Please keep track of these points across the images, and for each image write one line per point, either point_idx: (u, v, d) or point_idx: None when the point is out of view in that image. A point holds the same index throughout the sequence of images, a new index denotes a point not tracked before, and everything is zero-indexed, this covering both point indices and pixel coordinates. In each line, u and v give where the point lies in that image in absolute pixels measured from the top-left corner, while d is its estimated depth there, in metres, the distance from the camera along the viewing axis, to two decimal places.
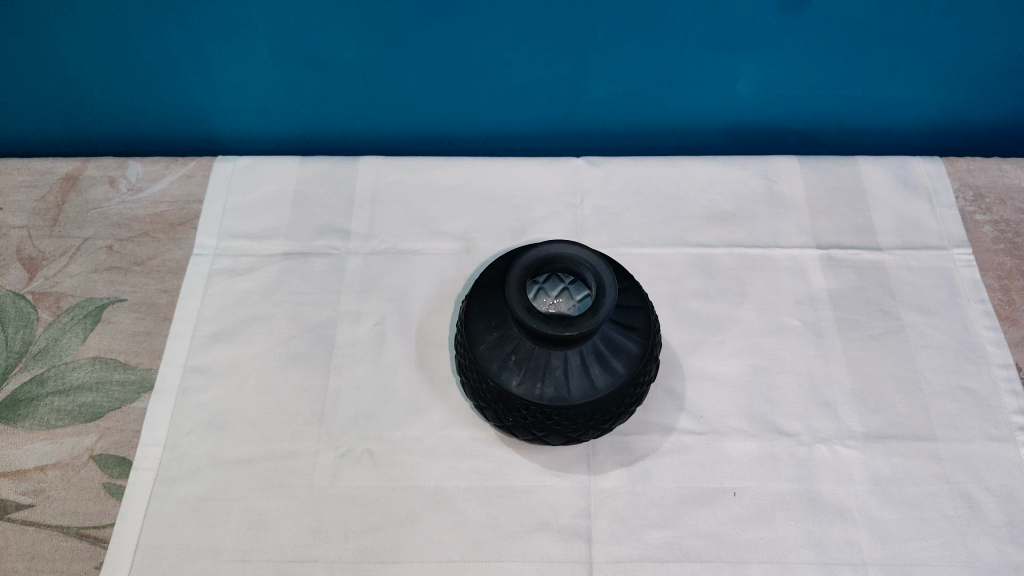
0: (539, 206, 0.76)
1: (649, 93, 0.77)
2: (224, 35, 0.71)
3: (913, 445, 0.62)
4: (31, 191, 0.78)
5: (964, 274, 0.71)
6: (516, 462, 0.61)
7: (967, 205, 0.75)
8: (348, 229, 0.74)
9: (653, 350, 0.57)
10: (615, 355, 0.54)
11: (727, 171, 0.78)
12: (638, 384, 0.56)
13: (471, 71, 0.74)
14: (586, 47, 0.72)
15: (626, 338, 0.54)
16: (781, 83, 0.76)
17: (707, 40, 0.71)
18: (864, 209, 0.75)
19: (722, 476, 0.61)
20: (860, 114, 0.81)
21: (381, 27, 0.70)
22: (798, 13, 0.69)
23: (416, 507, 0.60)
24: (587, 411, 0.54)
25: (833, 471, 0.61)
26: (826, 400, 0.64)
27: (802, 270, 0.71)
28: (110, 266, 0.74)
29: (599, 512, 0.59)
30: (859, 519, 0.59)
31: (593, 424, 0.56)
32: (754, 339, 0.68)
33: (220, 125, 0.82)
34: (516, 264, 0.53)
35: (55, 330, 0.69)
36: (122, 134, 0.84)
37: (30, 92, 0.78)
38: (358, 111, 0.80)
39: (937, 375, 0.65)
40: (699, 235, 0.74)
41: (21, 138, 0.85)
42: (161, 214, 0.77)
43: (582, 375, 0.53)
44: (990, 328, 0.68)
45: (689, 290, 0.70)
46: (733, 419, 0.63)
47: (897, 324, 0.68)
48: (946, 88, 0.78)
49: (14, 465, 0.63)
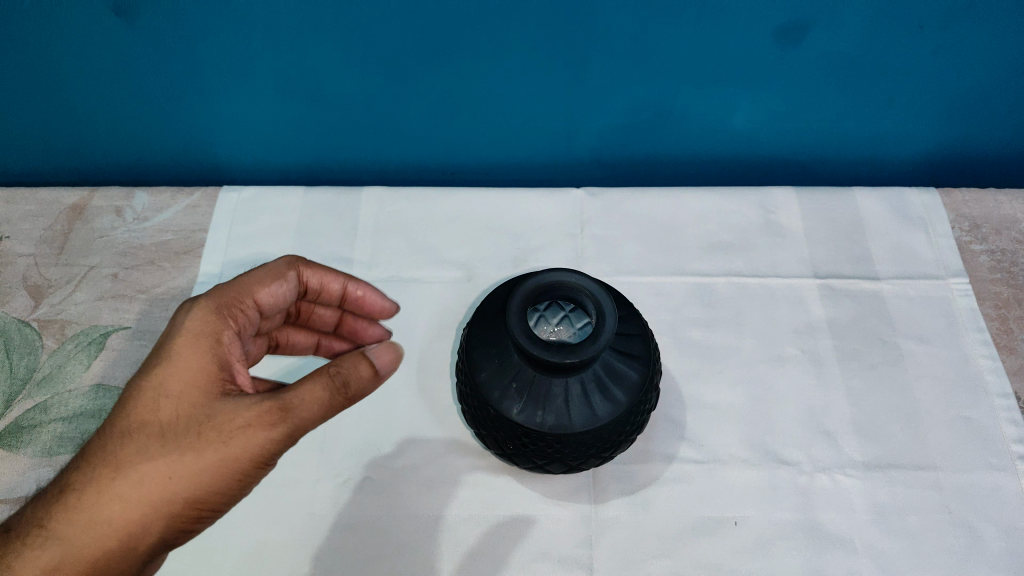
0: (540, 235, 0.77)
1: (647, 126, 0.78)
2: (231, 69, 0.73)
3: (914, 475, 0.62)
4: (38, 221, 0.79)
5: (961, 303, 0.71)
6: (517, 490, 0.62)
7: (964, 235, 0.76)
8: (350, 257, 0.75)
9: (652, 379, 0.57)
10: (616, 383, 0.54)
11: (726, 203, 0.79)
12: (638, 415, 0.56)
13: (472, 104, 0.76)
14: (586, 79, 0.73)
15: (626, 366, 0.55)
16: (779, 115, 0.78)
17: (704, 73, 0.72)
18: (862, 240, 0.76)
19: (723, 505, 0.61)
20: (857, 146, 0.82)
21: (384, 61, 0.71)
22: (793, 47, 0.70)
23: (417, 536, 0.60)
24: (586, 440, 0.55)
25: (834, 500, 0.61)
26: (826, 428, 0.64)
27: (801, 300, 0.72)
28: (115, 294, 0.74)
29: (599, 541, 0.59)
30: (861, 549, 0.59)
31: (593, 454, 0.56)
32: (754, 367, 0.68)
33: (225, 155, 0.83)
34: (518, 291, 0.53)
35: (59, 357, 0.70)
36: (129, 163, 0.85)
37: (40, 124, 0.80)
38: (361, 142, 0.81)
39: (936, 404, 0.66)
40: (698, 265, 0.75)
41: (30, 169, 0.86)
42: (167, 243, 0.78)
43: (582, 403, 0.53)
44: (989, 357, 0.68)
45: (689, 318, 0.71)
46: (733, 447, 0.64)
47: (895, 353, 0.69)
48: (941, 120, 0.79)
49: (15, 492, 0.63)
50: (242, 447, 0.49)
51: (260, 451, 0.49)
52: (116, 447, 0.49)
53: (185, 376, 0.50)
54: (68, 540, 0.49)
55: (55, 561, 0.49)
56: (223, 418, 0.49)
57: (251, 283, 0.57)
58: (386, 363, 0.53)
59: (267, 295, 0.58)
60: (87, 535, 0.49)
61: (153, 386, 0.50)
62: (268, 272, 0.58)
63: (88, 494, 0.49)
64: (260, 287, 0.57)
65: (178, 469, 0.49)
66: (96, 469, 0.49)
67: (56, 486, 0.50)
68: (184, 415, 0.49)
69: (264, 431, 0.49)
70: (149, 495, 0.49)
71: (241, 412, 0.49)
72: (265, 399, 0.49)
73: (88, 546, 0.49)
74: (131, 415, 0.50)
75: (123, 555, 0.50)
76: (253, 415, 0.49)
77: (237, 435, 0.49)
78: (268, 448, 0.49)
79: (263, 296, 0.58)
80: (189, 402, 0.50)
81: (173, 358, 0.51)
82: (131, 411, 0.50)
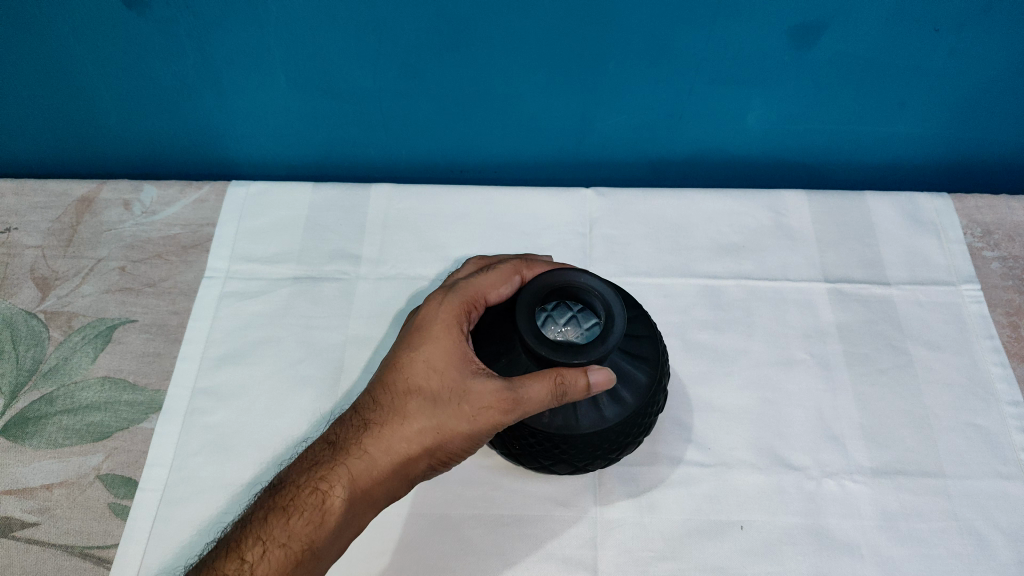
0: (549, 234, 0.76)
1: (659, 127, 0.78)
2: (241, 63, 0.73)
3: (922, 482, 0.61)
4: (47, 213, 0.79)
5: (972, 310, 0.71)
6: (523, 490, 0.61)
7: (975, 241, 0.75)
8: (358, 254, 0.75)
9: (660, 381, 0.56)
10: (623, 384, 0.54)
11: (737, 205, 0.78)
12: (645, 417, 0.56)
13: (484, 102, 0.76)
14: (597, 78, 0.73)
15: (633, 367, 0.54)
16: (792, 117, 0.77)
17: (716, 75, 0.72)
18: (873, 243, 0.75)
19: (730, 509, 0.60)
20: (869, 149, 0.81)
21: (395, 57, 0.71)
22: (807, 48, 0.70)
23: (421, 533, 0.59)
24: (593, 441, 0.54)
25: (842, 506, 0.60)
26: (834, 433, 0.64)
27: (811, 304, 0.72)
28: (122, 287, 0.74)
29: (604, 543, 0.59)
30: (868, 555, 0.58)
31: (600, 455, 0.56)
32: (762, 371, 0.68)
33: (235, 149, 0.83)
34: (526, 289, 0.53)
35: (66, 349, 0.70)
36: (139, 157, 0.85)
37: (49, 115, 0.80)
38: (370, 139, 0.80)
39: (946, 411, 0.65)
40: (707, 267, 0.74)
41: (39, 160, 0.86)
42: (175, 236, 0.78)
43: (590, 405, 0.53)
44: (999, 364, 0.67)
45: (696, 320, 0.70)
46: (741, 451, 0.63)
47: (905, 359, 0.68)
48: (953, 125, 0.78)
49: (20, 482, 0.63)
50: (491, 421, 0.53)
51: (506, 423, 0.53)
52: (396, 400, 0.56)
53: (448, 354, 0.55)
54: (367, 462, 0.55)
55: (351, 476, 0.54)
56: (476, 395, 0.53)
57: (480, 284, 0.58)
58: (600, 383, 0.51)
59: (497, 298, 0.58)
60: (372, 463, 0.55)
61: (424, 356, 0.56)
62: (501, 273, 0.58)
63: (377, 433, 0.55)
64: (493, 289, 0.58)
65: (443, 427, 0.54)
66: (384, 415, 0.55)
67: (350, 420, 0.57)
68: (446, 385, 0.54)
69: (502, 414, 0.52)
70: (421, 444, 0.55)
71: (488, 391, 0.53)
72: (505, 384, 0.52)
73: (367, 472, 0.55)
74: (406, 377, 0.56)
75: (400, 484, 0.56)
76: (498, 395, 0.52)
77: (486, 409, 0.53)
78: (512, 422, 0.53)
79: (498, 299, 0.58)
80: (449, 375, 0.55)
81: (436, 338, 0.56)
82: (405, 374, 0.56)
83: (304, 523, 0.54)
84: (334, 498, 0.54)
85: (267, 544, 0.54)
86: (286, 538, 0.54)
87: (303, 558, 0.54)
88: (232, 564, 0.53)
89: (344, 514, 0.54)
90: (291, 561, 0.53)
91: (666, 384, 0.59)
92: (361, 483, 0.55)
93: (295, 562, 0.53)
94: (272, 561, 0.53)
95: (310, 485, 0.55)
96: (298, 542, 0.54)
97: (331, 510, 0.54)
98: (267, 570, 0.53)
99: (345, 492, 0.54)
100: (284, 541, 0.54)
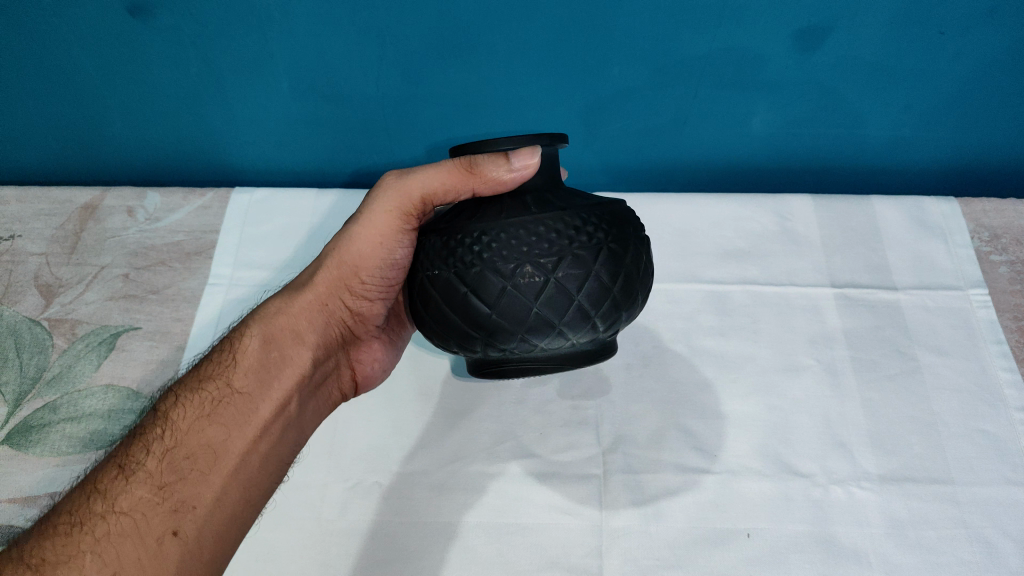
0: None
1: (663, 133, 0.78)
2: (247, 70, 0.73)
3: (929, 488, 0.60)
4: (51, 220, 0.80)
5: (980, 315, 0.70)
6: (528, 499, 0.61)
7: (983, 245, 0.75)
8: None
9: (615, 228, 0.50)
10: (558, 202, 0.50)
11: (743, 209, 0.79)
12: (595, 243, 0.49)
13: (486, 108, 0.75)
14: (602, 83, 0.73)
15: (574, 197, 0.51)
16: (796, 122, 0.77)
17: (720, 79, 0.72)
18: (879, 247, 0.75)
19: (734, 517, 0.59)
20: (875, 154, 0.80)
21: (399, 62, 0.71)
22: (813, 52, 0.70)
23: (427, 542, 0.59)
24: (519, 240, 0.48)
25: (849, 514, 0.59)
26: (840, 440, 0.63)
27: (818, 310, 0.71)
28: (126, 294, 0.74)
29: (610, 552, 0.58)
30: (875, 564, 0.57)
31: (529, 267, 0.47)
32: (769, 377, 0.67)
33: (237, 158, 0.83)
34: None
35: (69, 356, 0.69)
36: (141, 167, 0.85)
37: (54, 125, 0.80)
38: (374, 146, 0.80)
39: (954, 418, 0.64)
40: (713, 272, 0.75)
41: (42, 172, 0.86)
42: (179, 243, 0.78)
43: (517, 208, 0.49)
44: (1008, 370, 0.66)
45: (702, 326, 0.71)
46: (746, 458, 0.63)
47: (913, 365, 0.68)
48: (961, 130, 0.78)
49: (22, 491, 0.61)
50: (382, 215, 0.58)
51: (400, 211, 0.58)
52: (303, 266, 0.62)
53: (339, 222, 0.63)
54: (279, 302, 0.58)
55: (261, 318, 0.57)
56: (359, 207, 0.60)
57: None
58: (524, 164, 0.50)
59: None
60: (284, 302, 0.58)
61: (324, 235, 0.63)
62: None
63: (284, 288, 0.60)
64: None
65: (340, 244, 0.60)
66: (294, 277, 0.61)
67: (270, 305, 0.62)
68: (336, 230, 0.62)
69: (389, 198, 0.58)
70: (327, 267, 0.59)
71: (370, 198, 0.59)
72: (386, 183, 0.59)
73: (282, 307, 0.58)
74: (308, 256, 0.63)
75: (320, 317, 0.59)
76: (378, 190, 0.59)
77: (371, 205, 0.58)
78: (406, 207, 0.58)
79: None
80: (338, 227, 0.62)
81: None
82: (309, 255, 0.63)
83: (220, 367, 0.54)
84: (248, 338, 0.55)
85: (180, 395, 0.52)
86: (201, 384, 0.53)
87: (227, 399, 0.52)
88: (149, 417, 0.51)
89: (260, 355, 0.55)
90: (210, 402, 0.52)
91: (636, 252, 0.51)
92: (275, 323, 0.57)
93: (217, 403, 0.52)
94: (190, 408, 0.51)
95: (224, 344, 0.56)
96: (215, 385, 0.53)
97: (245, 351, 0.55)
98: (184, 412, 0.51)
99: (259, 331, 0.56)
100: (200, 387, 0.52)
